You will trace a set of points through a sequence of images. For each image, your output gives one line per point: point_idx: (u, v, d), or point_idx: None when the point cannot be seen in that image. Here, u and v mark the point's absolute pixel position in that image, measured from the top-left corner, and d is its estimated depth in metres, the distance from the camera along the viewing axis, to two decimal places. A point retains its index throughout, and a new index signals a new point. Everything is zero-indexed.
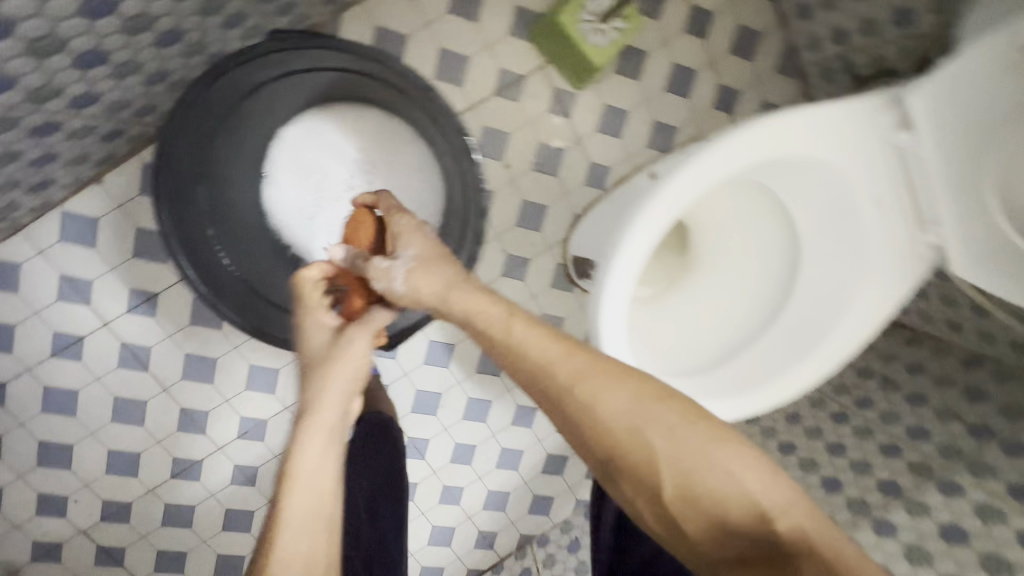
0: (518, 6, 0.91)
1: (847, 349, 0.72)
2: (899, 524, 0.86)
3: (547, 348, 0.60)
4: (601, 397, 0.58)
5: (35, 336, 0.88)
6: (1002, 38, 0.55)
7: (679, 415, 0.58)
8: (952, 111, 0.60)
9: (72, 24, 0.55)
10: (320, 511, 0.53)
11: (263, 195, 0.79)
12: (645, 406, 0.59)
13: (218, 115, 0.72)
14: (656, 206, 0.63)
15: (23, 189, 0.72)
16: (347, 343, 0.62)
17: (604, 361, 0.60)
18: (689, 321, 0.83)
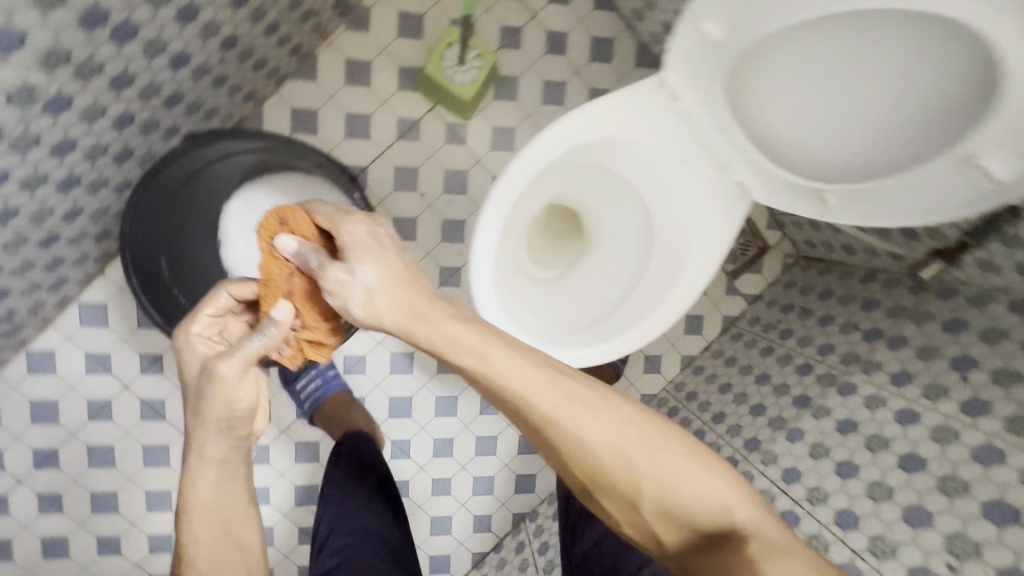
0: (401, 65, 1.11)
1: (699, 281, 0.85)
2: (806, 429, 0.97)
3: (506, 363, 0.57)
4: (579, 416, 0.56)
5: (75, 406, 1.11)
6: (686, 28, 0.70)
7: (662, 436, 0.57)
8: (690, 83, 0.75)
9: (47, 163, 0.72)
10: (226, 531, 0.57)
11: (220, 258, 0.98)
12: (621, 421, 0.56)
13: (165, 204, 0.92)
14: (491, 205, 0.79)
15: (44, 289, 0.95)
16: (223, 366, 0.60)
17: (564, 375, 0.58)
18: (585, 289, 0.97)
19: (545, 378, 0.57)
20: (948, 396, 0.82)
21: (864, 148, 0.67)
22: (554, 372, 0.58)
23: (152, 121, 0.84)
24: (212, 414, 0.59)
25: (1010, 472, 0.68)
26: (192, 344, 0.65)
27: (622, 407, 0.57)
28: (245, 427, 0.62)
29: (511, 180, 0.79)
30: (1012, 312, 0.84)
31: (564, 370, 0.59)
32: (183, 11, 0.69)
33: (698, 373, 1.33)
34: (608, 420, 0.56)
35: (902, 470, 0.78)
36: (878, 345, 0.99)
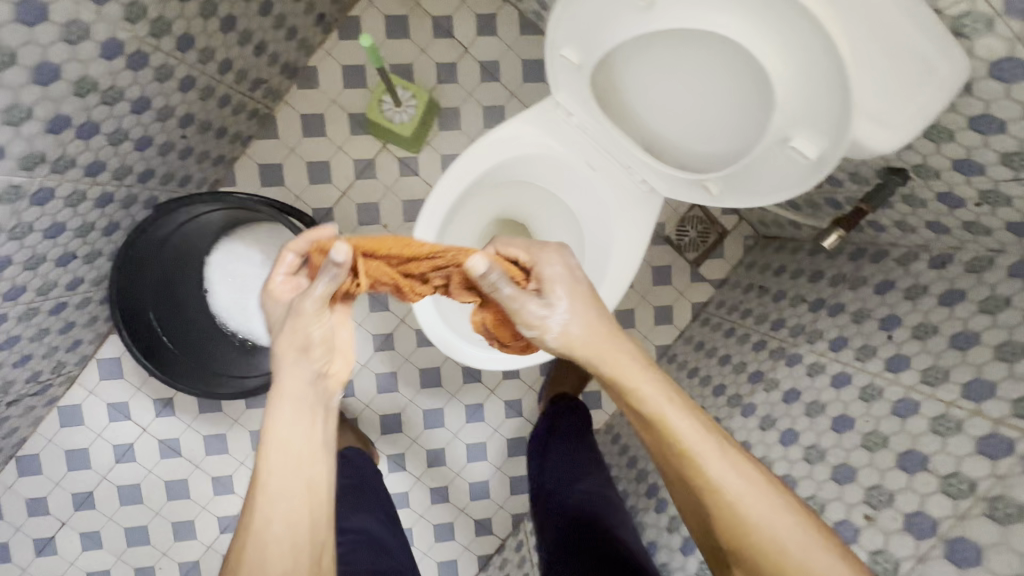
0: (351, 113, 1.22)
1: (625, 273, 0.90)
2: (758, 402, 1.01)
3: (610, 360, 0.68)
4: (723, 471, 0.62)
5: (103, 451, 1.25)
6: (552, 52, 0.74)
7: (796, 519, 0.60)
8: (575, 98, 0.80)
9: (43, 245, 0.85)
10: (300, 477, 0.62)
11: (208, 305, 1.10)
12: (758, 493, 0.61)
13: (148, 263, 1.04)
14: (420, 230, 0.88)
15: (63, 349, 1.09)
16: (305, 304, 0.61)
17: (716, 428, 0.65)
18: None
19: (652, 383, 0.67)
20: (876, 356, 0.85)
21: (715, 137, 0.71)
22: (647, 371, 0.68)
23: (131, 196, 0.97)
24: (284, 339, 0.63)
25: (922, 422, 0.72)
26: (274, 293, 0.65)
27: (770, 485, 0.62)
28: (320, 361, 0.65)
29: (433, 206, 0.87)
30: (932, 268, 0.86)
31: (661, 379, 0.67)
32: (137, 103, 0.82)
33: (673, 362, 1.37)
34: (698, 432, 0.64)
35: (833, 432, 0.82)
36: (822, 314, 1.02)
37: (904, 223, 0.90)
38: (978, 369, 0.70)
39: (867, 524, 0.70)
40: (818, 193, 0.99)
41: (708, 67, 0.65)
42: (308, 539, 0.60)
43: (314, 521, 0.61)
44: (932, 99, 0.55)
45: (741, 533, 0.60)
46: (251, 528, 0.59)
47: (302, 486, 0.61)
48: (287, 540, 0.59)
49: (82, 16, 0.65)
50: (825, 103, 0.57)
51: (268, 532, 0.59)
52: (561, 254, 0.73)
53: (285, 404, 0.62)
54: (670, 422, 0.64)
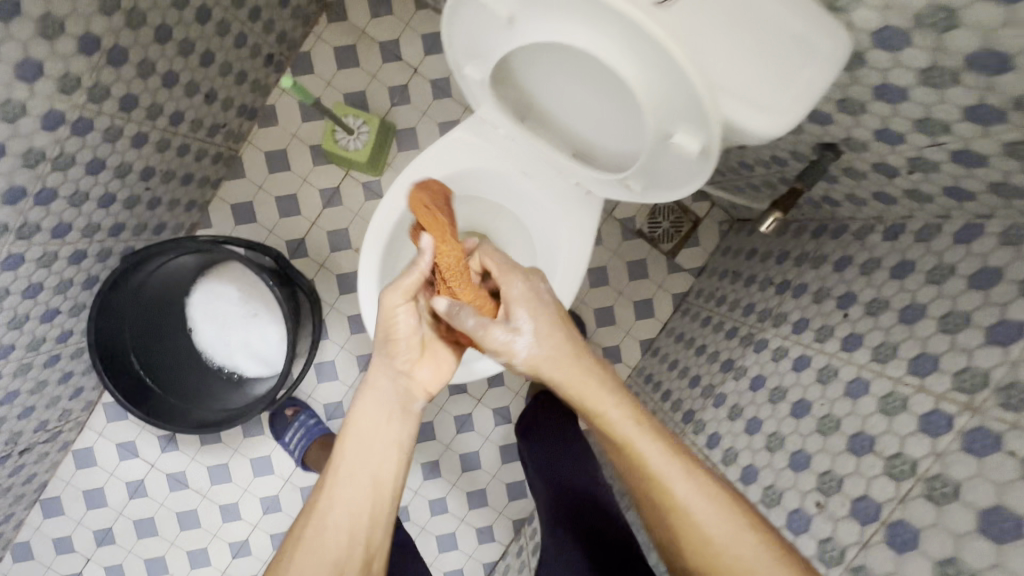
0: (312, 145, 1.27)
1: (576, 275, 0.90)
2: (728, 391, 0.99)
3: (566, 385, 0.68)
4: (675, 485, 0.62)
5: (117, 488, 1.32)
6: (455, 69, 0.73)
7: (755, 539, 0.59)
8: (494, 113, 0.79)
9: (24, 305, 0.92)
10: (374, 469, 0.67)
11: (194, 340, 1.17)
12: (717, 510, 0.61)
13: (122, 313, 1.05)
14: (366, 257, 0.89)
15: (65, 397, 1.17)
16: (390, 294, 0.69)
17: (682, 449, 0.66)
18: None
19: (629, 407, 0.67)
20: (833, 336, 0.83)
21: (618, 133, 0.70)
22: (617, 391, 0.68)
23: (106, 249, 1.03)
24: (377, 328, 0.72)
25: (871, 402, 0.70)
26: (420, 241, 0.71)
27: (731, 507, 0.61)
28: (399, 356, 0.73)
29: (377, 228, 0.89)
30: (885, 240, 0.83)
31: (630, 401, 0.67)
32: (92, 165, 0.88)
33: (656, 355, 1.36)
34: (668, 452, 0.64)
35: (792, 418, 0.80)
36: (787, 296, 1.00)
37: (855, 197, 0.87)
38: (924, 343, 0.67)
39: (819, 511, 0.68)
40: (769, 174, 0.96)
41: (585, 72, 0.63)
42: (360, 536, 0.64)
43: (371, 519, 0.65)
44: (815, 75, 0.53)
45: (703, 557, 0.60)
46: (315, 508, 0.65)
47: (367, 478, 0.66)
48: (341, 529, 0.63)
49: (17, 95, 0.70)
50: (687, 108, 0.56)
51: (326, 513, 0.64)
52: (532, 279, 0.74)
53: (366, 398, 0.70)
54: (636, 445, 0.64)
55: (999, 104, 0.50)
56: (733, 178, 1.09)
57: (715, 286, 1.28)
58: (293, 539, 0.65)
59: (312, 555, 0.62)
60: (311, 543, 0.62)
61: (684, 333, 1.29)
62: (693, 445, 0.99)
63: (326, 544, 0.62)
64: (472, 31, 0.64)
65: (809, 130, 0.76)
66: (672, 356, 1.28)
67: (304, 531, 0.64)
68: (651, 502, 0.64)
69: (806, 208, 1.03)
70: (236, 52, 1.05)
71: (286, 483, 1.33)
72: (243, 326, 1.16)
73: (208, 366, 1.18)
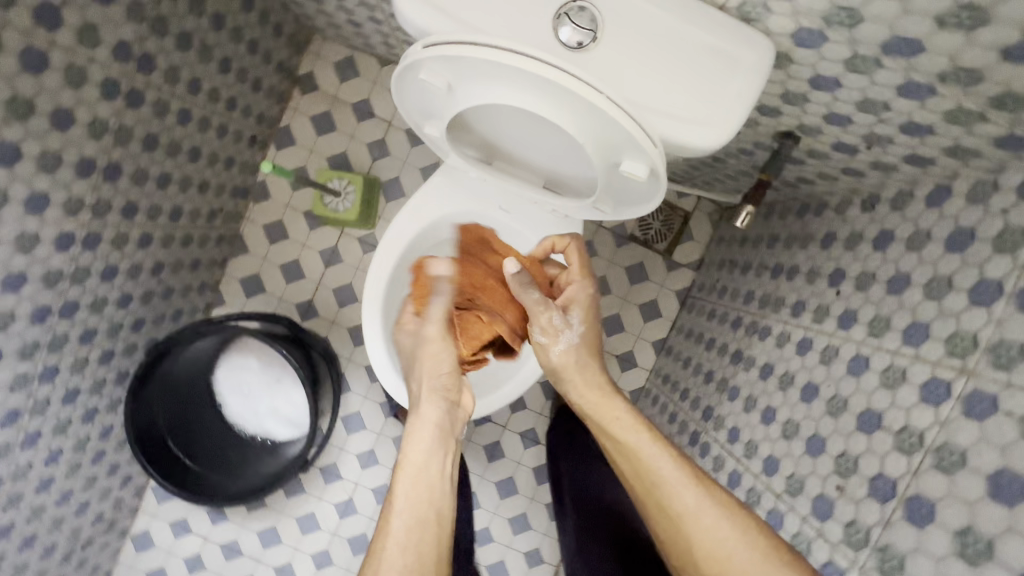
0: (306, 212, 1.33)
1: None
2: (741, 382, 1.00)
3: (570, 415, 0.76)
4: (683, 494, 0.67)
5: (177, 566, 1.37)
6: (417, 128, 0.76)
7: (766, 549, 0.62)
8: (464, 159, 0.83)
9: (66, 410, 0.98)
10: (429, 500, 0.66)
11: (224, 416, 1.22)
12: (725, 515, 0.65)
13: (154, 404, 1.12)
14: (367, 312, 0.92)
15: (116, 487, 1.23)
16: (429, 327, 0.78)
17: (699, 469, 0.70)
18: None
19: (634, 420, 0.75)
20: (830, 315, 0.83)
21: (575, 164, 0.73)
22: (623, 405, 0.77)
23: (131, 345, 1.10)
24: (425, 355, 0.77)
25: (873, 377, 0.70)
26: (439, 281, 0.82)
27: (743, 517, 0.65)
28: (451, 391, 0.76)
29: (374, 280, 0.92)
30: (863, 212, 0.84)
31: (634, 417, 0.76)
32: (105, 271, 0.94)
33: (670, 354, 1.36)
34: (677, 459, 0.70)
35: (804, 403, 0.81)
36: (782, 280, 1.00)
37: (828, 175, 0.88)
38: (914, 311, 0.68)
39: (840, 495, 0.68)
40: (741, 165, 0.98)
41: (531, 119, 0.65)
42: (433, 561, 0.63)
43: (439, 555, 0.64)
44: (744, 85, 0.57)
45: (711, 556, 0.64)
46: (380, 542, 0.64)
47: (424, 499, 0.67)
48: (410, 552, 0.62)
49: (29, 227, 0.76)
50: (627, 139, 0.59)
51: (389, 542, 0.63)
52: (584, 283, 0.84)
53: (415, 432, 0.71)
54: (641, 451, 0.72)
55: (925, 81, 0.54)
56: (710, 172, 1.10)
57: (716, 277, 1.29)
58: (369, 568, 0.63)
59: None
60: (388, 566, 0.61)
61: (693, 329, 1.30)
62: (715, 442, 0.99)
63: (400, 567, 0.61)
64: (419, 102, 0.69)
65: (764, 123, 0.78)
66: (685, 354, 1.28)
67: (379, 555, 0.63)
68: (662, 512, 0.69)
69: (786, 189, 1.04)
70: (220, 141, 1.13)
71: (333, 536, 1.37)
72: (267, 394, 1.21)
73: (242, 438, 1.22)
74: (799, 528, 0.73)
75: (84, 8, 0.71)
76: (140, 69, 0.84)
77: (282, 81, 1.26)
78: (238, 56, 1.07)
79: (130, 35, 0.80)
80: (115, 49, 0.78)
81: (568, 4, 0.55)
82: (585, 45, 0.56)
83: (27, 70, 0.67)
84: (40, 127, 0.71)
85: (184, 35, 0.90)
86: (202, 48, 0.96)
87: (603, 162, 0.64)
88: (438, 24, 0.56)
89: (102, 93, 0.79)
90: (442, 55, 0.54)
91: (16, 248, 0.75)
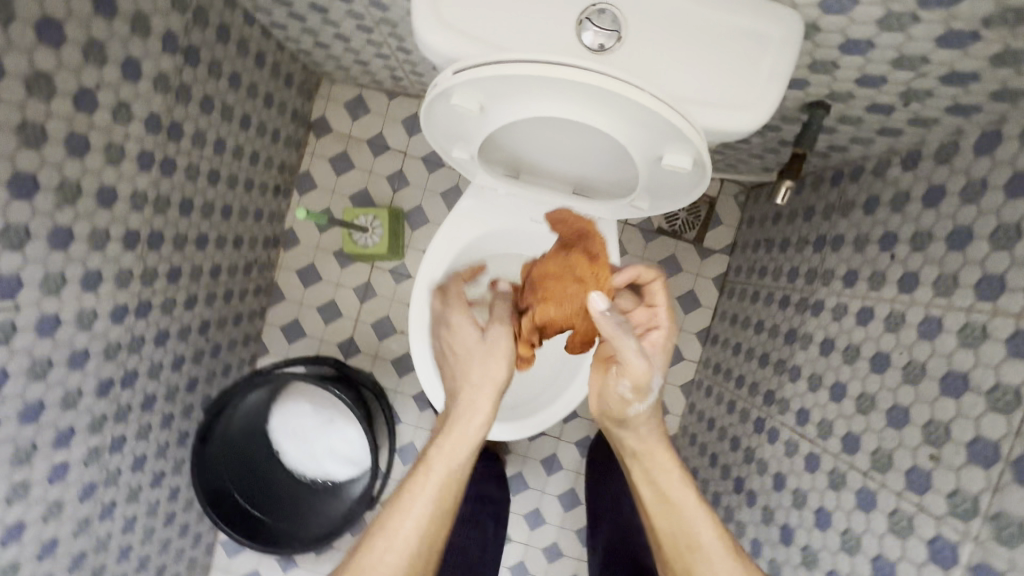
0: (336, 252, 1.35)
1: None
2: (801, 362, 0.97)
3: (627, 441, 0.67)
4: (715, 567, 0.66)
5: None
6: (445, 151, 0.77)
7: None
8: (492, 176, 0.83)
9: (136, 477, 1.00)
10: (455, 502, 0.67)
11: (285, 461, 1.23)
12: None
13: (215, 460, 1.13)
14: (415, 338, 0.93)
15: (188, 547, 1.24)
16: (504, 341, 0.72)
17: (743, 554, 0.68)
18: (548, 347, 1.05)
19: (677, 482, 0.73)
20: (888, 280, 0.80)
21: (609, 168, 0.73)
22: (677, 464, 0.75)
23: (188, 405, 1.12)
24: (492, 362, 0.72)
25: (950, 338, 0.67)
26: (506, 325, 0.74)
27: None
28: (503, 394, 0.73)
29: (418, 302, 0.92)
30: (905, 170, 0.82)
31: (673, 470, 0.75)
32: (158, 336, 0.97)
33: (717, 343, 1.33)
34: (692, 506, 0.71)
35: (875, 374, 0.78)
36: (827, 252, 0.98)
37: (862, 138, 0.86)
38: (983, 265, 0.65)
39: (935, 465, 0.65)
40: (768, 141, 0.96)
41: (560, 129, 0.66)
42: (432, 552, 0.64)
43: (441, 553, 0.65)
44: (775, 61, 0.56)
45: None
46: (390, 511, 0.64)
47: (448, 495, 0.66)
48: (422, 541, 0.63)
49: (86, 304, 0.78)
50: (665, 134, 0.59)
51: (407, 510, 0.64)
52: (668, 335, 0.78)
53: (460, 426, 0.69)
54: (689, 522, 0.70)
55: (967, 28, 0.53)
56: (734, 154, 1.09)
57: (752, 259, 1.27)
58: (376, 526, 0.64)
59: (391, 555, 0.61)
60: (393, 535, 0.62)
61: (737, 314, 1.27)
62: (783, 426, 0.96)
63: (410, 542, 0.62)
64: (448, 128, 0.70)
65: (791, 97, 0.77)
66: (733, 340, 1.26)
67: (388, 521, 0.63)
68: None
69: (816, 160, 1.02)
70: (248, 195, 1.16)
71: None
72: (324, 436, 1.22)
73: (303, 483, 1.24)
74: (896, 505, 0.68)
75: (116, 88, 0.74)
76: (170, 137, 0.87)
77: (299, 128, 1.29)
78: (256, 111, 1.10)
79: (159, 107, 0.83)
80: (146, 122, 0.81)
81: (589, 8, 0.55)
82: (610, 46, 0.56)
83: (72, 154, 0.69)
84: (88, 207, 0.74)
85: (206, 99, 0.93)
86: (224, 108, 0.99)
87: (643, 158, 0.64)
88: (463, 48, 0.56)
89: (139, 165, 0.82)
90: (474, 79, 0.55)
91: (76, 325, 0.77)
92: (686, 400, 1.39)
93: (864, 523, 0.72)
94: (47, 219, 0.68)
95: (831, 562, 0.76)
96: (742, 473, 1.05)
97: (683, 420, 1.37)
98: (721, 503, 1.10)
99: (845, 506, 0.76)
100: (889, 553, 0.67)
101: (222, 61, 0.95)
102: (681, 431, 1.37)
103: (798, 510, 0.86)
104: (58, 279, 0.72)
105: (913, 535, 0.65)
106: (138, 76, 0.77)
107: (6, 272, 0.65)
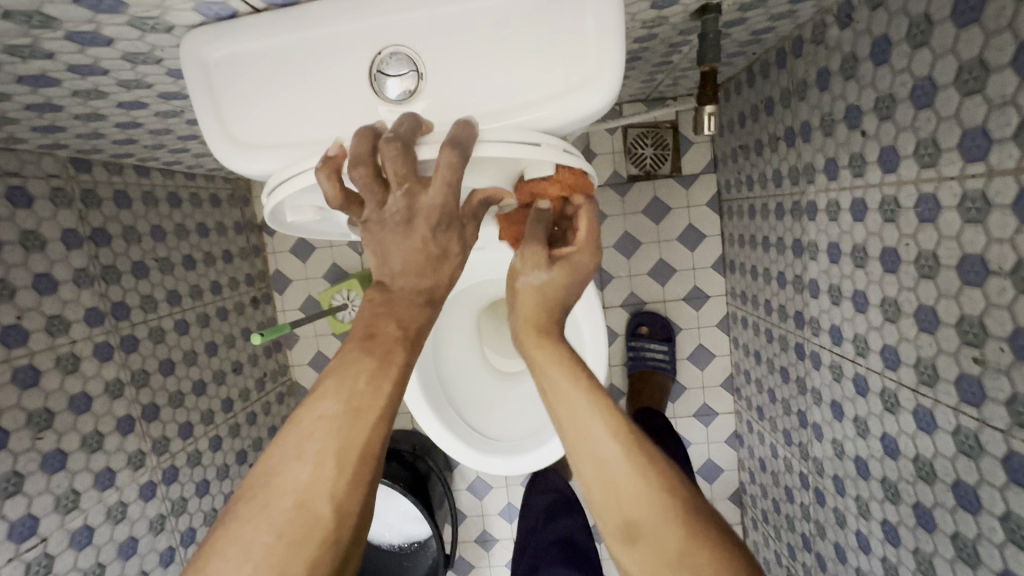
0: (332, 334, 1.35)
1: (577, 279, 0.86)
2: (817, 275, 0.85)
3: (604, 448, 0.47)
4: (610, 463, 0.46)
5: None
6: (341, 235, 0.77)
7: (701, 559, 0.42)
8: None
9: None
10: (350, 424, 0.42)
11: (387, 541, 1.16)
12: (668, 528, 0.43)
13: None
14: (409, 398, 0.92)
15: None
16: (408, 246, 0.45)
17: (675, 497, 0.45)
18: None
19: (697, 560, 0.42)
20: (868, 162, 0.68)
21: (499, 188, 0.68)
22: (678, 518, 0.44)
23: None
24: (404, 259, 0.46)
25: (952, 216, 0.55)
26: (444, 240, 0.47)
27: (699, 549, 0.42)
28: (449, 275, 0.48)
29: None
30: (844, 29, 0.69)
31: (705, 562, 0.41)
32: (200, 487, 1.01)
33: (735, 270, 1.21)
34: None
35: (889, 276, 0.66)
36: (799, 144, 0.84)
37: (782, 12, 0.72)
38: (958, 119, 0.53)
39: (982, 369, 0.54)
40: (689, 53, 0.84)
41: None
42: (370, 473, 0.43)
43: (337, 503, 0.41)
44: (598, 21, 0.47)
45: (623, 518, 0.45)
46: (349, 362, 0.44)
47: (373, 444, 0.43)
48: (367, 453, 0.42)
49: (111, 501, 0.83)
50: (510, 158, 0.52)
51: (389, 386, 0.44)
52: (368, 162, 0.45)
53: (386, 313, 0.46)
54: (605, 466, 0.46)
55: None
56: (660, 74, 0.96)
57: (736, 172, 1.12)
58: (274, 441, 0.42)
59: (256, 538, 0.38)
60: (263, 523, 0.39)
61: (742, 234, 1.14)
62: (823, 349, 0.85)
63: (329, 478, 0.41)
64: (319, 225, 0.65)
65: (672, 13, 0.66)
66: (747, 263, 1.13)
67: (262, 486, 0.40)
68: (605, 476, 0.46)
69: (752, 47, 0.88)
70: (227, 322, 1.17)
71: None
72: (395, 501, 1.12)
73: (400, 554, 1.16)
74: (957, 422, 0.58)
75: (39, 308, 0.77)
76: (117, 318, 0.89)
77: (250, 236, 1.28)
78: (196, 246, 1.11)
79: (93, 299, 0.85)
80: (86, 319, 0.84)
81: (377, 57, 0.49)
82: (417, 87, 0.50)
83: (27, 388, 0.73)
84: (67, 422, 0.78)
85: (136, 264, 0.95)
86: (160, 262, 1.01)
87: (511, 176, 0.57)
88: (272, 162, 0.52)
89: (99, 358, 0.85)
90: (284, 200, 0.51)
91: (110, 522, 0.82)
92: (729, 336, 1.28)
93: (931, 447, 0.62)
94: (31, 452, 0.73)
95: (914, 493, 0.66)
96: (802, 406, 0.94)
97: (733, 358, 1.27)
98: (793, 438, 1.00)
99: (906, 429, 0.66)
100: (966, 477, 0.58)
101: (135, 223, 0.97)
102: (735, 368, 1.27)
103: (864, 439, 0.76)
104: (71, 495, 0.77)
105: (986, 455, 0.55)
106: (56, 285, 0.80)
107: (16, 517, 0.70)
